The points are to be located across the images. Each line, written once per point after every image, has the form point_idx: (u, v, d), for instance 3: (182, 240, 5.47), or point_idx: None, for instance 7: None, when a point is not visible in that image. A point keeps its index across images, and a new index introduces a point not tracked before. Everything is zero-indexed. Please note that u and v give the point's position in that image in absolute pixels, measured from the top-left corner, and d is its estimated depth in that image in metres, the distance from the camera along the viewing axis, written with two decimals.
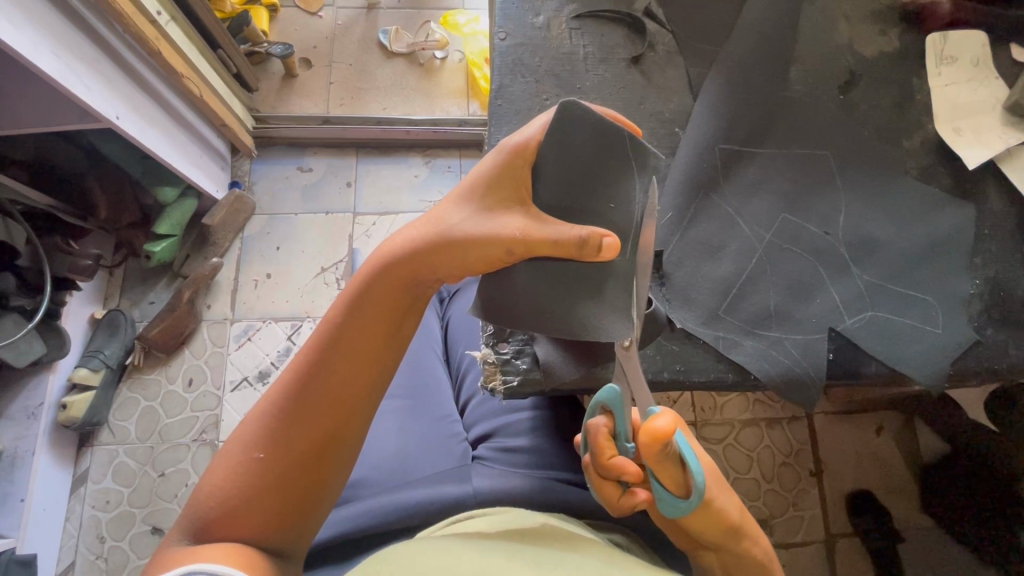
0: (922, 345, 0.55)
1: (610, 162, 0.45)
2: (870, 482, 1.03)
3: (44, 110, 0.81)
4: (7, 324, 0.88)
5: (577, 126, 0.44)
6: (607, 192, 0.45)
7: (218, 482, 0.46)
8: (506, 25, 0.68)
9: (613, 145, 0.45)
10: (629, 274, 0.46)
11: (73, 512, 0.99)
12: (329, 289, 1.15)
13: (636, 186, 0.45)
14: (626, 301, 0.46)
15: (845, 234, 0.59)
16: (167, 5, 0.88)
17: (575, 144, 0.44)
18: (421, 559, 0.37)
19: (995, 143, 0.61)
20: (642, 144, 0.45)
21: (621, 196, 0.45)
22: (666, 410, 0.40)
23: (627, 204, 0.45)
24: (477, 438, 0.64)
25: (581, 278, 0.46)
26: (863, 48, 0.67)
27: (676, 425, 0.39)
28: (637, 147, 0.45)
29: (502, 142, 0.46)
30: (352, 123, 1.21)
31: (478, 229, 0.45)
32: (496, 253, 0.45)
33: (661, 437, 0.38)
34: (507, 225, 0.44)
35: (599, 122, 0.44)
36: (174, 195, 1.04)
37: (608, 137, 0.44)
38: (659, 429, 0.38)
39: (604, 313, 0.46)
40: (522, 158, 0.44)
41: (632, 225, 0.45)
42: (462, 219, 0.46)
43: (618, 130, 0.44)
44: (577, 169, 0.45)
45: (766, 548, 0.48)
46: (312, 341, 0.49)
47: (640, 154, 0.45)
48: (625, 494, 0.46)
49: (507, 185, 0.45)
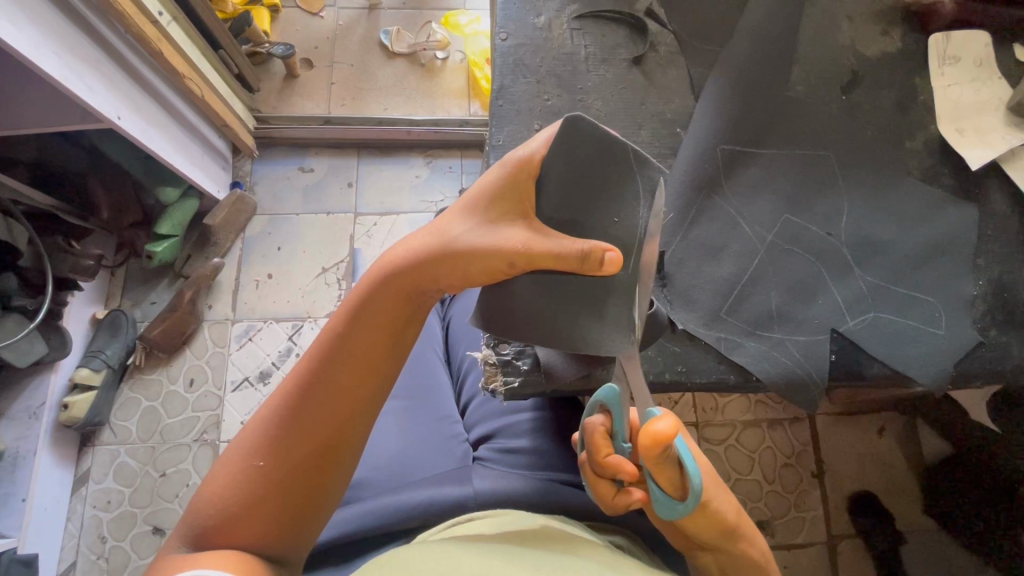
0: (923, 346, 0.55)
1: (612, 177, 0.44)
2: (871, 483, 1.03)
3: (46, 110, 0.81)
4: (9, 324, 0.88)
5: (581, 142, 0.43)
6: (610, 207, 0.45)
7: (217, 490, 0.46)
8: (507, 26, 0.67)
9: (617, 159, 0.43)
10: (631, 289, 0.45)
11: (75, 512, 0.99)
12: (330, 289, 1.15)
13: (640, 201, 0.44)
14: (627, 319, 0.44)
15: (846, 235, 0.59)
16: (169, 5, 0.88)
17: (578, 158, 0.44)
18: (417, 562, 0.37)
19: (998, 143, 0.61)
20: (646, 157, 0.43)
21: (626, 211, 0.44)
22: (667, 413, 0.40)
23: (632, 217, 0.44)
24: (477, 438, 0.64)
25: (584, 293, 0.46)
26: (865, 49, 0.67)
27: (678, 428, 0.38)
28: (641, 161, 0.43)
29: (506, 156, 0.45)
30: (353, 124, 1.21)
31: (480, 242, 0.45)
32: (497, 264, 0.45)
33: (662, 441, 0.38)
34: (506, 238, 0.44)
35: (604, 137, 0.43)
36: (175, 195, 1.04)
37: (612, 153, 0.43)
38: (660, 432, 0.38)
39: (608, 326, 0.45)
40: (525, 174, 0.44)
41: (636, 238, 0.44)
42: (463, 234, 0.46)
43: (622, 145, 0.43)
44: (579, 182, 0.44)
45: (763, 549, 0.47)
46: (314, 347, 0.49)
47: (643, 167, 0.43)
48: (620, 492, 0.46)
49: (510, 199, 0.45)
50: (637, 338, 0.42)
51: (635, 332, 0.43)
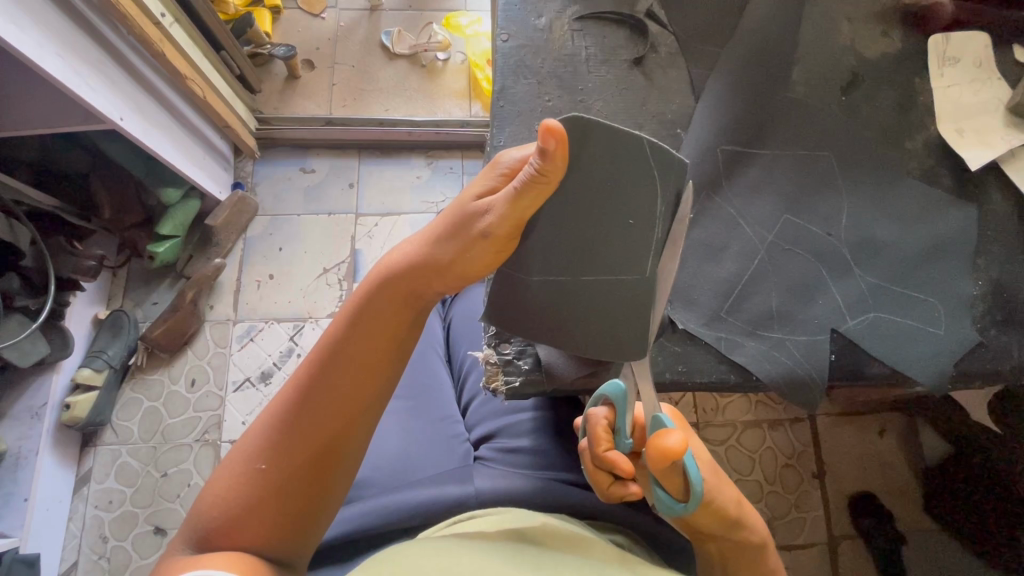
0: (923, 345, 0.55)
1: (628, 176, 0.41)
2: (871, 483, 1.03)
3: (49, 110, 0.82)
4: (11, 324, 0.88)
5: (590, 139, 0.40)
6: (625, 208, 0.42)
7: (221, 492, 0.47)
8: (508, 27, 0.68)
9: (634, 155, 0.41)
10: (645, 292, 0.45)
11: (76, 511, 1.00)
12: (331, 290, 1.15)
13: (659, 201, 0.41)
14: (643, 329, 0.46)
15: (846, 235, 0.59)
16: (170, 6, 0.88)
17: (586, 159, 0.41)
18: (417, 559, 0.37)
19: (998, 144, 0.61)
20: (664, 149, 0.40)
21: (641, 212, 0.42)
22: (676, 427, 0.40)
23: (649, 220, 0.42)
24: (478, 438, 0.64)
25: (596, 295, 0.47)
26: (865, 49, 0.67)
27: (686, 444, 0.39)
28: (659, 154, 0.40)
29: (494, 158, 0.45)
30: (355, 125, 1.21)
31: (464, 237, 0.44)
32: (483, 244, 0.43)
33: (671, 456, 0.39)
34: (485, 211, 0.43)
35: (612, 132, 0.40)
36: (177, 196, 1.04)
37: (627, 150, 0.40)
38: (669, 447, 0.39)
39: (623, 330, 0.47)
40: (509, 169, 0.44)
41: (654, 241, 0.42)
42: (451, 230, 0.45)
43: (635, 139, 0.40)
44: (586, 182, 0.42)
45: (764, 535, 0.48)
46: (315, 350, 0.49)
47: (663, 163, 0.40)
48: (617, 482, 0.47)
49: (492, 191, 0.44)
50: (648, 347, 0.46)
51: (648, 345, 0.46)
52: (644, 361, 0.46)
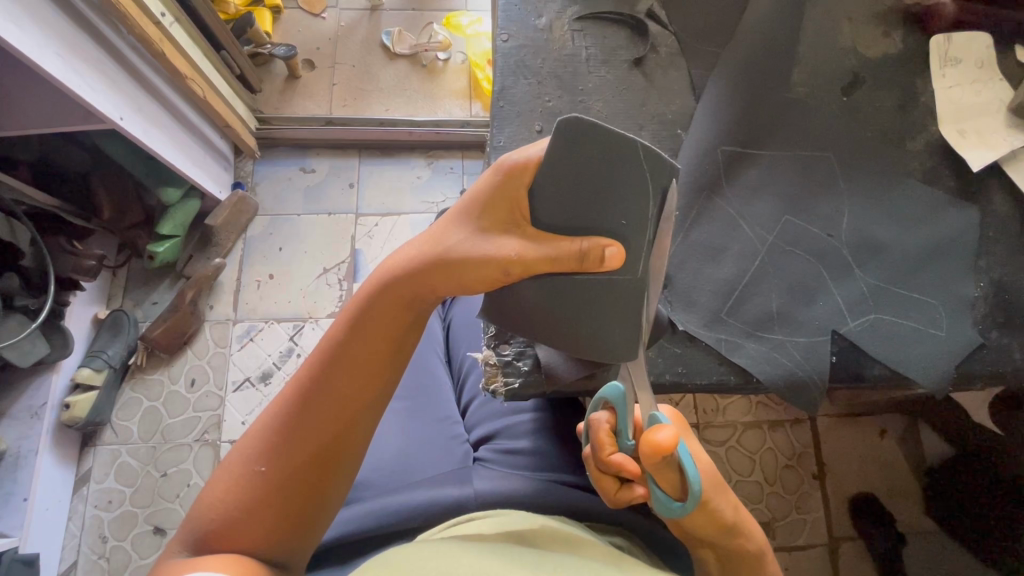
0: (925, 347, 0.55)
1: (621, 176, 0.41)
2: (873, 486, 1.03)
3: (50, 110, 0.82)
4: (11, 324, 0.88)
5: (586, 141, 0.40)
6: (619, 209, 0.42)
7: (220, 494, 0.47)
8: (508, 27, 0.68)
9: (625, 156, 0.41)
10: (637, 291, 0.45)
11: (76, 511, 1.00)
12: (331, 290, 1.15)
13: (652, 201, 0.41)
14: (633, 329, 0.46)
15: (847, 236, 0.59)
16: (172, 7, 0.88)
17: (581, 160, 0.41)
18: (419, 561, 0.37)
19: (999, 145, 0.61)
20: (659, 153, 0.40)
21: (634, 212, 0.42)
22: (669, 422, 0.41)
23: (640, 220, 0.42)
24: (477, 439, 0.64)
25: (589, 297, 0.46)
26: (866, 50, 0.67)
27: (677, 440, 0.39)
28: (653, 158, 0.40)
29: (497, 161, 0.44)
30: (355, 124, 1.21)
31: (475, 250, 0.44)
32: (492, 273, 0.44)
33: (663, 451, 0.39)
34: (501, 249, 0.43)
35: (606, 135, 0.40)
36: (177, 195, 1.04)
37: (620, 153, 0.40)
38: (661, 442, 0.39)
39: (614, 332, 0.46)
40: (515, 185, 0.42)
41: (645, 239, 0.43)
42: (458, 245, 0.45)
43: (629, 141, 0.40)
44: (580, 183, 0.42)
45: (762, 541, 0.47)
46: (316, 353, 0.49)
47: (655, 166, 0.40)
48: (624, 487, 0.48)
49: (507, 224, 0.44)
50: (643, 346, 0.44)
51: (641, 345, 0.45)
52: (638, 359, 0.44)
